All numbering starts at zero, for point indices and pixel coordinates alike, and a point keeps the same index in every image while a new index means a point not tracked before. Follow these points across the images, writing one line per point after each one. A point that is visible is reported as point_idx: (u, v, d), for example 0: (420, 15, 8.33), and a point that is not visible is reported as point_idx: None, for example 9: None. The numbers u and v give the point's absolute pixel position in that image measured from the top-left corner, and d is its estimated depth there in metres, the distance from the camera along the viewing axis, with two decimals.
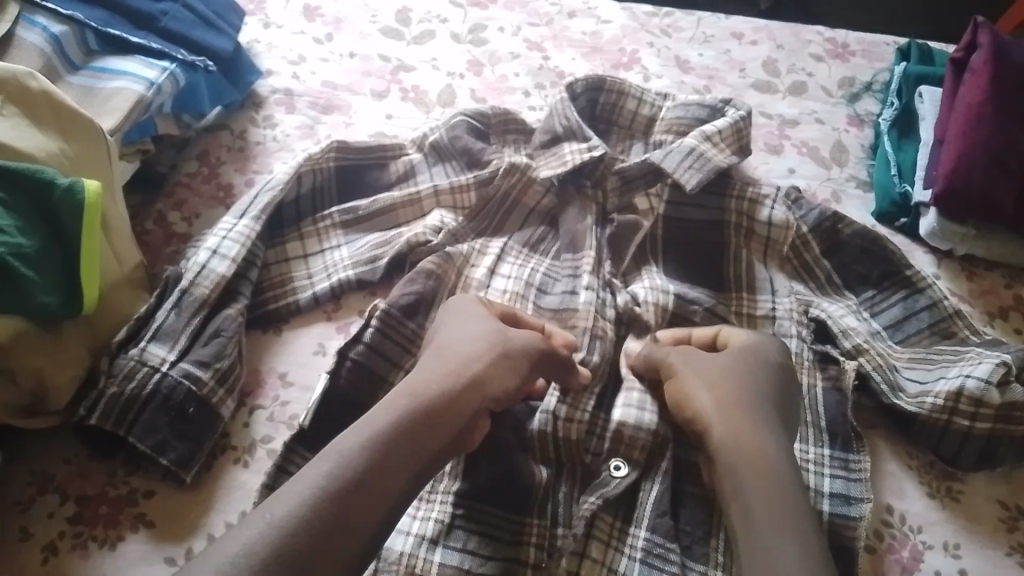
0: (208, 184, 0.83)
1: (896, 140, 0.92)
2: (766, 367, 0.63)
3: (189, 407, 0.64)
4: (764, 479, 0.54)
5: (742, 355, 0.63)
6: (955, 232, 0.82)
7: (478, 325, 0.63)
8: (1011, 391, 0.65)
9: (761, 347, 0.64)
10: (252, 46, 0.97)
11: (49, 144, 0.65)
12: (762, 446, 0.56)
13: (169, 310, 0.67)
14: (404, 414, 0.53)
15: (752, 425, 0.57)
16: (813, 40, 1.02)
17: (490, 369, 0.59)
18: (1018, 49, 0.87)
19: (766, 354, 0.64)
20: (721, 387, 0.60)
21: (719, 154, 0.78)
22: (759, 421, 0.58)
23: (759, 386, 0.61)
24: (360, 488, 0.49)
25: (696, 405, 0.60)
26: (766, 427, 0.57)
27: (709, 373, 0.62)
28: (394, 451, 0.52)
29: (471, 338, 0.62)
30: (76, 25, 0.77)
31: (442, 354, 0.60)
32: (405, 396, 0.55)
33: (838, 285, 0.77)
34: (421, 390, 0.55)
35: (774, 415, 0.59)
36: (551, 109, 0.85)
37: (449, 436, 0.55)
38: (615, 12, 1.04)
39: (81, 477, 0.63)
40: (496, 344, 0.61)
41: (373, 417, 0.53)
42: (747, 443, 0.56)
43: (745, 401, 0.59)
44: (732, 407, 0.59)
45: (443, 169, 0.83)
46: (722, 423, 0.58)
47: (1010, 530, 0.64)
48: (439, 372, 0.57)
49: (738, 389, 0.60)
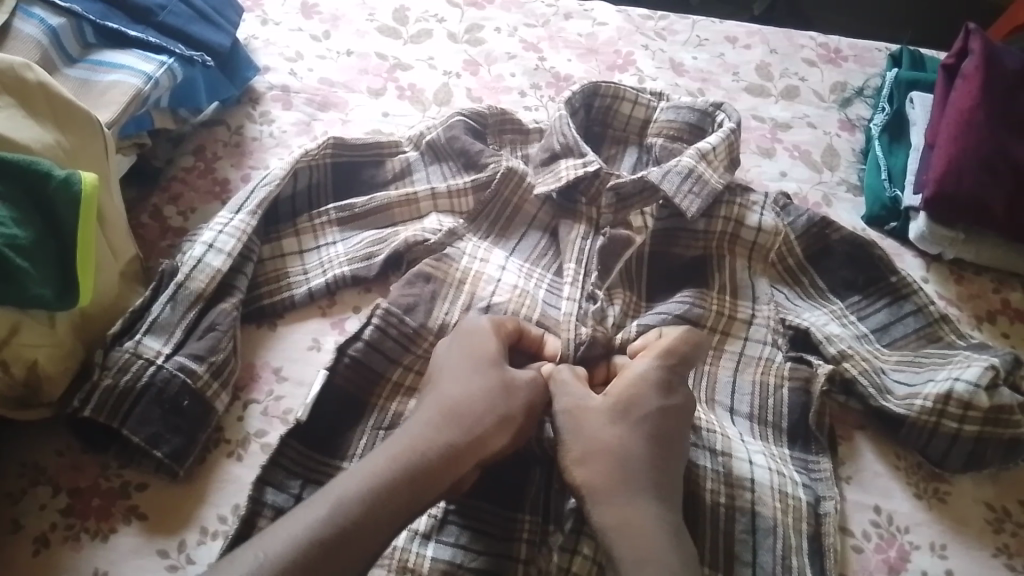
0: (204, 178, 0.84)
1: (888, 145, 0.93)
2: (652, 409, 0.61)
3: (183, 400, 0.64)
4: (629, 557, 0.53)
5: (614, 411, 0.61)
6: (944, 236, 0.83)
7: (482, 366, 0.62)
8: (999, 394, 0.66)
9: (640, 387, 0.62)
10: (249, 42, 0.97)
11: (45, 136, 0.65)
12: (633, 524, 0.55)
13: (165, 303, 0.67)
14: (376, 488, 0.53)
15: (624, 499, 0.56)
16: (806, 45, 1.03)
17: (495, 421, 0.59)
18: (1008, 56, 0.88)
19: (642, 401, 0.61)
20: (594, 462, 0.58)
21: (714, 174, 0.78)
22: (630, 492, 0.56)
23: (633, 445, 0.59)
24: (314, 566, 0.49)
25: (574, 477, 0.58)
26: (636, 496, 0.56)
27: (582, 439, 0.59)
28: (364, 523, 0.52)
29: (482, 380, 0.61)
30: (73, 18, 0.77)
31: (446, 400, 0.60)
32: (389, 465, 0.54)
33: (823, 289, 0.79)
34: (404, 454, 0.55)
35: (649, 476, 0.58)
36: (551, 125, 0.84)
37: (425, 498, 0.55)
38: (611, 13, 1.04)
39: (73, 469, 0.63)
40: (506, 390, 0.61)
41: (361, 471, 0.54)
42: (616, 519, 0.55)
43: (616, 469, 0.57)
44: (608, 470, 0.57)
45: (439, 169, 0.83)
46: (597, 500, 0.57)
47: (996, 531, 0.65)
48: (423, 434, 0.57)
49: (610, 450, 0.58)
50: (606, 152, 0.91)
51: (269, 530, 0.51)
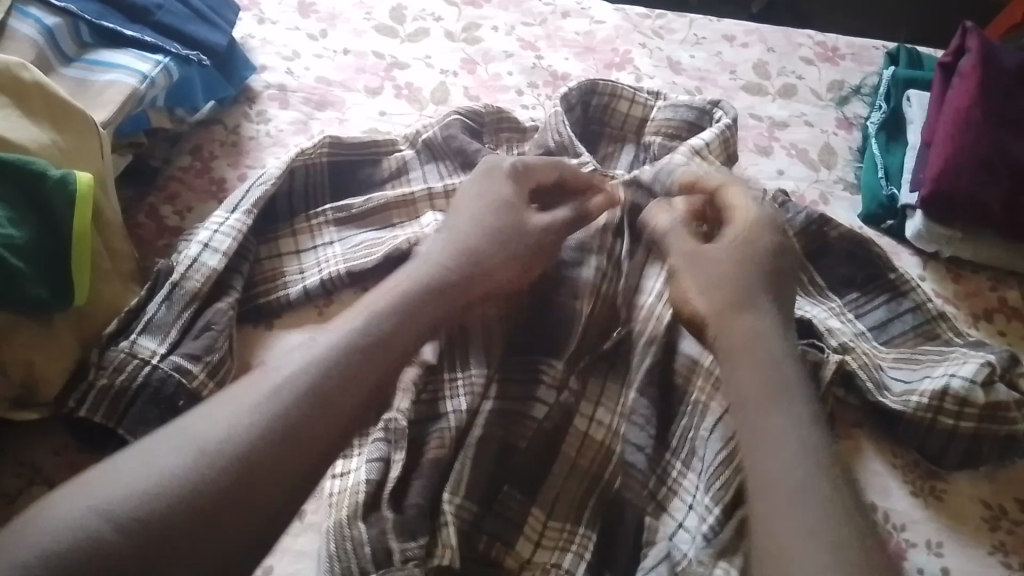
0: (201, 178, 0.84)
1: (885, 143, 0.93)
2: (766, 241, 0.66)
3: (180, 400, 0.64)
4: (748, 378, 0.57)
5: (732, 246, 0.66)
6: (942, 234, 0.83)
7: (476, 210, 0.67)
8: (996, 391, 0.66)
9: (755, 230, 0.67)
10: (246, 42, 0.97)
11: (41, 136, 0.65)
12: (762, 378, 0.57)
13: (160, 303, 0.67)
14: (397, 305, 0.58)
15: (744, 320, 0.60)
16: (803, 43, 1.03)
17: (479, 256, 0.64)
18: (1004, 55, 0.89)
19: (759, 237, 0.66)
20: (716, 288, 0.63)
21: (709, 174, 0.78)
22: (752, 315, 0.61)
23: (748, 270, 0.64)
24: (345, 373, 0.53)
25: (693, 308, 0.63)
26: (754, 316, 0.61)
27: (702, 272, 0.64)
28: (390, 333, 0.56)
29: (471, 224, 0.66)
30: (69, 18, 0.77)
31: (450, 247, 0.64)
32: (407, 290, 0.59)
33: (822, 286, 0.78)
34: (404, 311, 0.58)
35: (769, 299, 0.63)
36: (545, 123, 0.84)
37: (435, 323, 0.60)
38: (609, 12, 1.04)
39: (70, 470, 0.63)
40: (481, 228, 0.66)
41: (338, 330, 0.55)
42: (736, 340, 0.59)
43: (734, 292, 0.62)
44: (716, 291, 0.63)
45: (435, 167, 0.83)
46: (717, 322, 0.61)
47: (992, 529, 0.66)
48: (427, 273, 0.61)
49: (726, 281, 0.63)
50: (603, 151, 0.90)
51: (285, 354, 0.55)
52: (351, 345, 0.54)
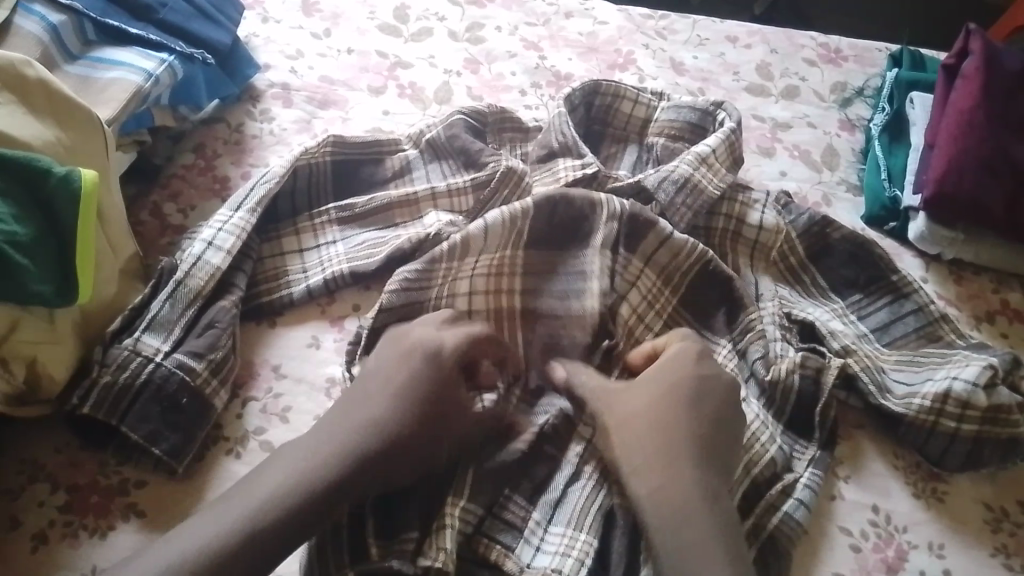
0: (204, 176, 0.84)
1: (888, 145, 0.93)
2: (698, 380, 0.62)
3: (182, 398, 0.64)
4: (664, 526, 0.54)
5: (663, 386, 0.62)
6: (945, 236, 0.83)
7: (396, 358, 0.60)
8: (998, 393, 0.66)
9: (678, 366, 0.63)
10: (250, 40, 0.97)
11: (46, 133, 0.65)
12: (677, 502, 0.55)
13: (164, 301, 0.67)
14: (321, 469, 0.53)
15: (670, 476, 0.56)
16: (806, 45, 1.03)
17: (399, 416, 0.57)
18: (1008, 57, 0.89)
19: (687, 376, 0.62)
20: (640, 441, 0.59)
21: (712, 181, 0.78)
22: (671, 470, 0.56)
23: (675, 417, 0.59)
24: (268, 538, 0.50)
25: (619, 464, 0.59)
26: (683, 474, 0.56)
27: (620, 415, 0.61)
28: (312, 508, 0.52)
29: (387, 370, 0.59)
30: (74, 15, 0.77)
31: (369, 396, 0.58)
32: (333, 444, 0.55)
33: (824, 288, 0.79)
34: (311, 471, 0.53)
35: (699, 452, 0.58)
36: (549, 124, 0.85)
37: (349, 490, 0.54)
38: (612, 13, 1.05)
39: (72, 466, 0.63)
40: (407, 372, 0.59)
41: (243, 504, 0.51)
42: (663, 498, 0.55)
43: (658, 438, 0.58)
44: (643, 442, 0.58)
45: (438, 167, 0.83)
46: (640, 481, 0.57)
47: (994, 531, 0.66)
48: (350, 429, 0.56)
49: (649, 419, 0.60)
50: (606, 151, 0.90)
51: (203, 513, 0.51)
52: (262, 520, 0.50)
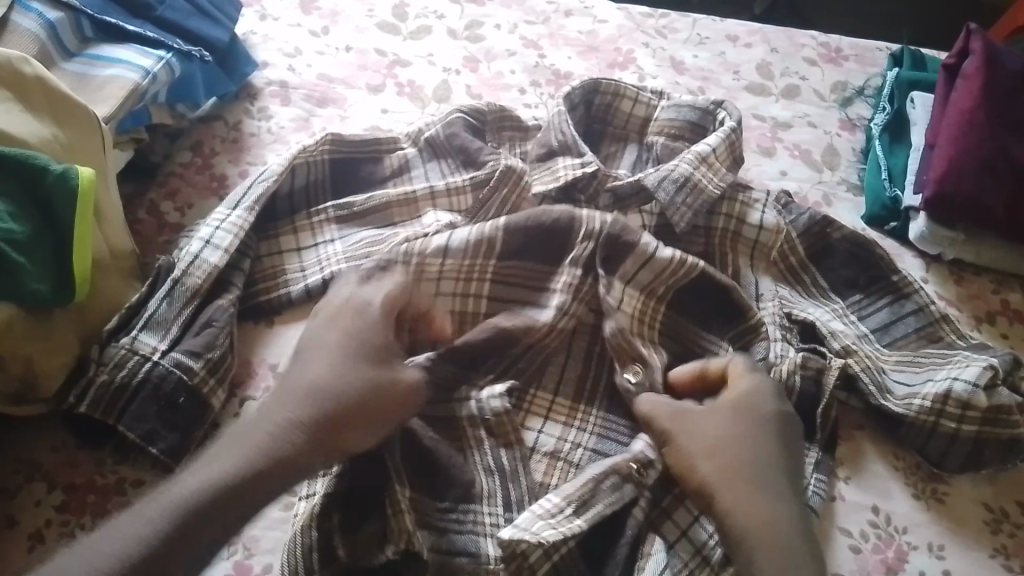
0: (202, 174, 0.83)
1: (889, 145, 0.93)
2: (769, 410, 0.61)
3: (180, 397, 0.63)
4: (770, 556, 0.53)
5: (734, 413, 0.60)
6: (945, 237, 0.83)
7: (337, 331, 0.58)
8: (998, 394, 0.66)
9: (754, 397, 0.61)
10: (248, 38, 0.96)
11: (42, 131, 0.65)
12: (767, 524, 0.54)
13: (161, 299, 0.67)
14: (264, 450, 0.51)
15: (754, 498, 0.55)
16: (807, 44, 1.03)
17: (342, 375, 0.55)
18: (1009, 56, 0.88)
19: (760, 405, 0.61)
20: (720, 459, 0.58)
21: (712, 181, 0.77)
22: (761, 493, 0.56)
23: (759, 446, 0.58)
24: (221, 507, 0.48)
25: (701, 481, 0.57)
26: (770, 498, 0.56)
27: (698, 437, 0.59)
28: (257, 484, 0.50)
29: (331, 341, 0.57)
30: (71, 12, 0.77)
31: (304, 361, 0.56)
32: (281, 425, 0.52)
33: (824, 288, 0.79)
34: (265, 440, 0.51)
35: (786, 480, 0.57)
36: (548, 122, 0.84)
37: (308, 453, 0.52)
38: (612, 11, 1.04)
39: (69, 466, 0.63)
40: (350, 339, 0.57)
41: (206, 473, 0.49)
42: (753, 521, 0.54)
43: (739, 470, 0.57)
44: (730, 466, 0.57)
45: (437, 166, 0.82)
46: (726, 502, 0.56)
47: (994, 532, 0.65)
48: (297, 406, 0.53)
49: (729, 452, 0.58)
50: (605, 151, 0.89)
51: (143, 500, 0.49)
52: (219, 490, 0.48)
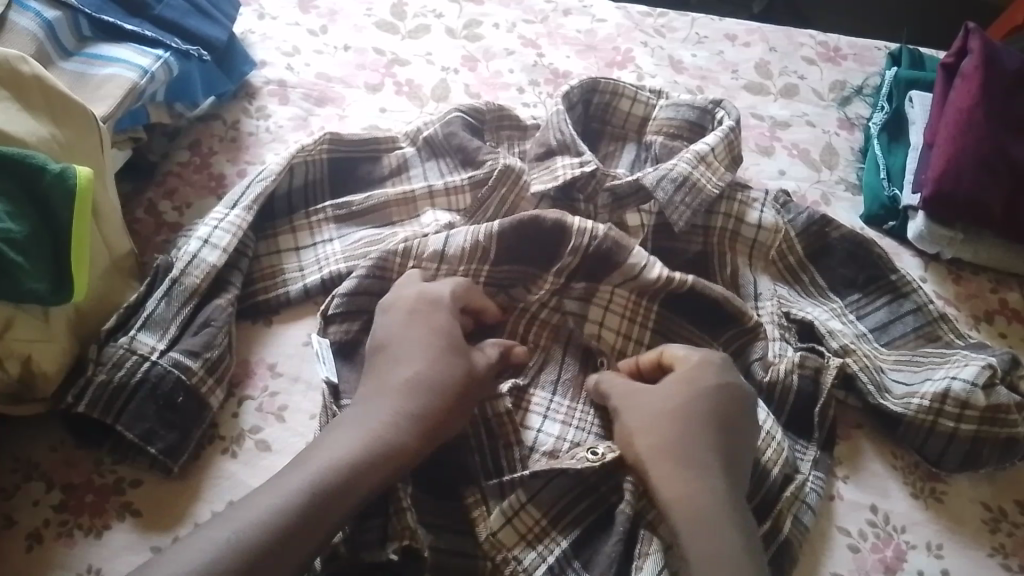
0: (200, 173, 0.83)
1: (887, 144, 0.93)
2: (709, 385, 0.61)
3: (178, 397, 0.63)
4: (687, 528, 0.54)
5: (675, 386, 0.61)
6: (944, 236, 0.83)
7: (420, 330, 0.62)
8: (996, 393, 0.66)
9: (697, 372, 0.62)
10: (246, 37, 0.96)
11: (40, 130, 0.64)
12: (697, 501, 0.55)
13: (159, 299, 0.67)
14: (338, 470, 0.52)
15: (684, 471, 0.56)
16: (805, 43, 1.03)
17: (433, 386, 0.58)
18: (1007, 55, 0.88)
19: (701, 380, 0.61)
20: (654, 433, 0.59)
21: (711, 179, 0.77)
22: (691, 467, 0.57)
23: (695, 422, 0.59)
24: (292, 534, 0.49)
25: (634, 453, 0.59)
26: (700, 471, 0.57)
27: (641, 412, 0.61)
28: (327, 510, 0.51)
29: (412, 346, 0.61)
30: (69, 11, 0.77)
31: (383, 367, 0.60)
32: (341, 453, 0.53)
33: (822, 287, 0.79)
34: (329, 460, 0.53)
35: (716, 453, 0.58)
36: (547, 121, 0.84)
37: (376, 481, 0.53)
38: (611, 11, 1.04)
39: (67, 465, 0.63)
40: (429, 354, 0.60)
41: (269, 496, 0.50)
42: (679, 496, 0.56)
43: (677, 445, 0.58)
44: (664, 437, 0.58)
45: (436, 165, 0.82)
46: (658, 475, 0.57)
47: (992, 531, 0.65)
48: (359, 435, 0.55)
49: (665, 430, 0.59)
50: (604, 150, 0.89)
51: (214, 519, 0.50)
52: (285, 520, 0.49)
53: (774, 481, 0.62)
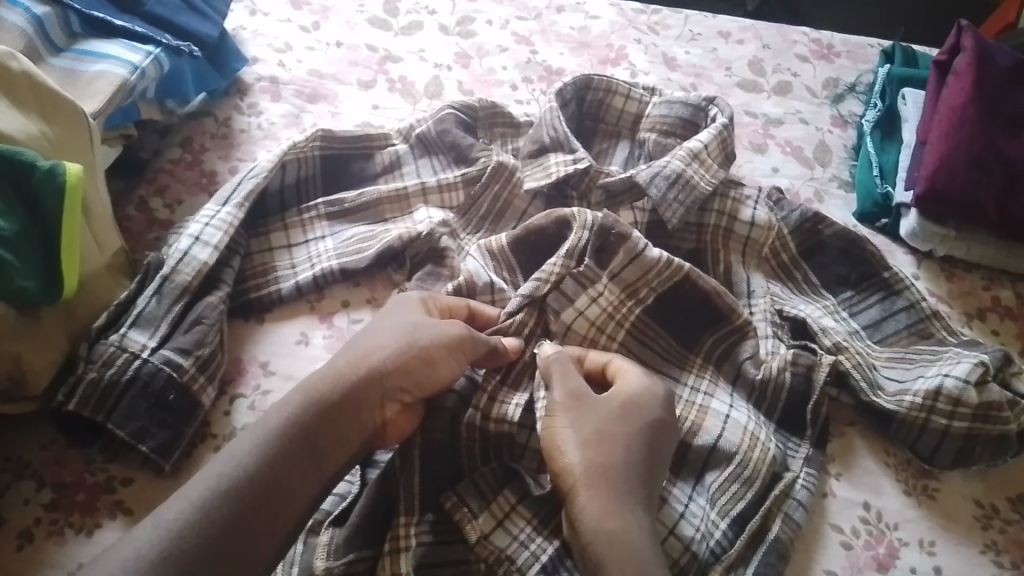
0: (191, 170, 0.83)
1: (880, 142, 0.93)
2: (653, 417, 0.58)
3: (169, 394, 0.63)
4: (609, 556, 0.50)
5: (620, 409, 0.58)
6: (936, 233, 0.83)
7: (407, 316, 0.61)
8: (988, 390, 0.66)
9: (648, 397, 0.59)
10: (238, 33, 0.96)
11: (30, 126, 0.64)
12: (622, 527, 0.52)
13: (150, 297, 0.66)
14: (300, 447, 0.52)
15: (615, 498, 0.53)
16: (798, 40, 1.03)
17: (398, 367, 0.58)
18: (1000, 53, 0.89)
19: (649, 407, 0.58)
20: (598, 450, 0.55)
21: (704, 177, 0.77)
22: (625, 493, 0.54)
23: (636, 449, 0.56)
24: (250, 512, 0.49)
25: (564, 463, 0.55)
26: (635, 507, 0.53)
27: (581, 429, 0.56)
28: (286, 487, 0.51)
29: (399, 325, 0.60)
30: (59, 7, 0.76)
31: (359, 341, 0.59)
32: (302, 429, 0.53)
33: (816, 285, 0.79)
34: (291, 437, 0.52)
35: (643, 486, 0.55)
36: (539, 119, 0.84)
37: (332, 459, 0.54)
38: (604, 7, 1.04)
39: (57, 465, 0.62)
40: (421, 337, 0.59)
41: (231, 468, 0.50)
42: (607, 521, 0.52)
43: (617, 469, 0.54)
44: (604, 457, 0.55)
45: (428, 162, 0.82)
46: (587, 496, 0.53)
47: (984, 528, 0.65)
48: (324, 410, 0.54)
49: (612, 454, 0.55)
50: (597, 147, 0.89)
51: (173, 495, 0.50)
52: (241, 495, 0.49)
53: (763, 481, 0.63)
